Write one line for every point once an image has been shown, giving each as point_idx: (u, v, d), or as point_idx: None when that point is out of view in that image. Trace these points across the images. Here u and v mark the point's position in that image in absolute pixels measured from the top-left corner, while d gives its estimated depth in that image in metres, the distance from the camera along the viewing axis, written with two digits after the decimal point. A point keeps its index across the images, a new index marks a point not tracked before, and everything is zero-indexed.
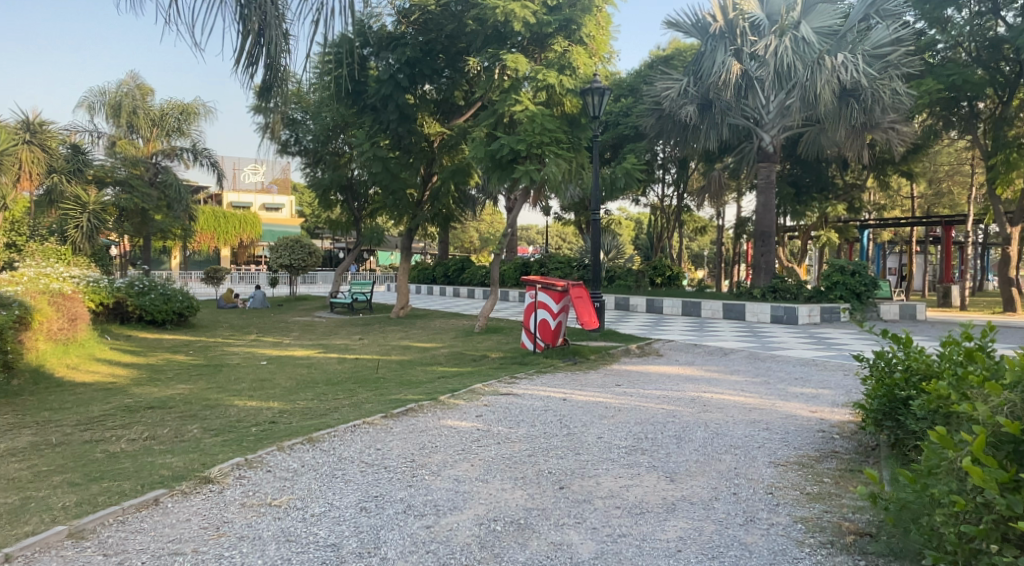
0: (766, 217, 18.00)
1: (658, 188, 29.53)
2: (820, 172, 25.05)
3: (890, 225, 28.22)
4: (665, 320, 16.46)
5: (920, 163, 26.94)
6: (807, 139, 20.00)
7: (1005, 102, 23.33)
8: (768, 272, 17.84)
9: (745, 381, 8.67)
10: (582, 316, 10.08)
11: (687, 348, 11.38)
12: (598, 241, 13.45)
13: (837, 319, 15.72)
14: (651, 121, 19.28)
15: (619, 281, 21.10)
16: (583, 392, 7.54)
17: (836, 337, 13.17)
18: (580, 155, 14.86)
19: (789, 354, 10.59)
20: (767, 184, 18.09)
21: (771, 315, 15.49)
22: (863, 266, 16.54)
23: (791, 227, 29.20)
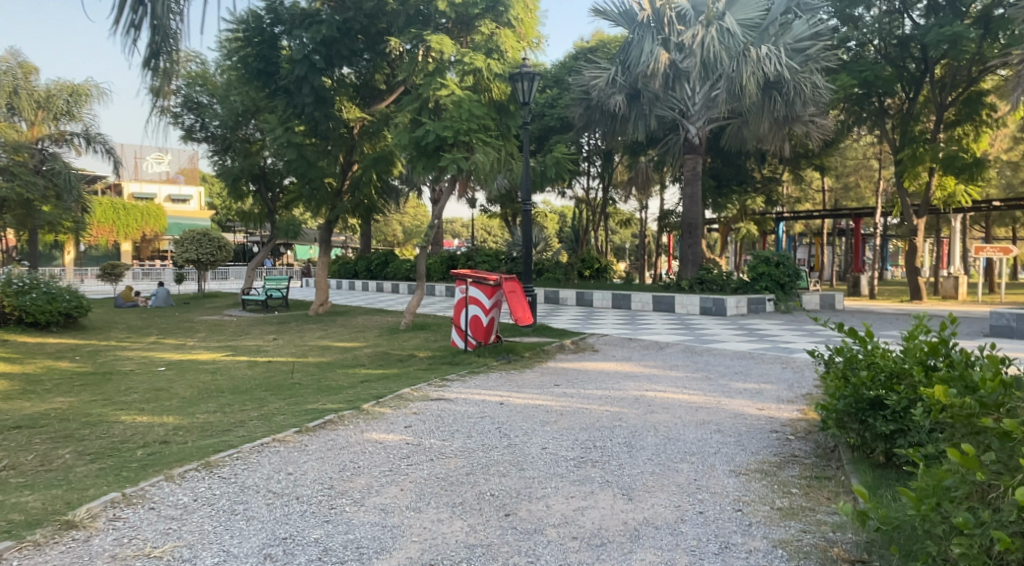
0: (693, 208, 17.91)
1: (583, 180, 29.36)
2: (739, 165, 25.35)
3: (806, 217, 28.97)
4: (596, 313, 16.10)
5: (832, 157, 27.75)
6: (731, 132, 20.05)
7: (911, 99, 24.17)
8: (695, 264, 17.79)
9: (686, 377, 8.29)
10: (515, 311, 9.53)
11: (622, 343, 10.98)
12: (529, 233, 12.94)
13: (763, 309, 15.75)
14: (578, 112, 18.85)
15: (548, 274, 20.72)
16: (521, 395, 6.96)
17: (767, 328, 13.08)
18: (509, 144, 14.29)
19: (725, 347, 10.35)
20: (693, 176, 17.99)
21: (700, 306, 15.36)
22: (787, 256, 16.35)
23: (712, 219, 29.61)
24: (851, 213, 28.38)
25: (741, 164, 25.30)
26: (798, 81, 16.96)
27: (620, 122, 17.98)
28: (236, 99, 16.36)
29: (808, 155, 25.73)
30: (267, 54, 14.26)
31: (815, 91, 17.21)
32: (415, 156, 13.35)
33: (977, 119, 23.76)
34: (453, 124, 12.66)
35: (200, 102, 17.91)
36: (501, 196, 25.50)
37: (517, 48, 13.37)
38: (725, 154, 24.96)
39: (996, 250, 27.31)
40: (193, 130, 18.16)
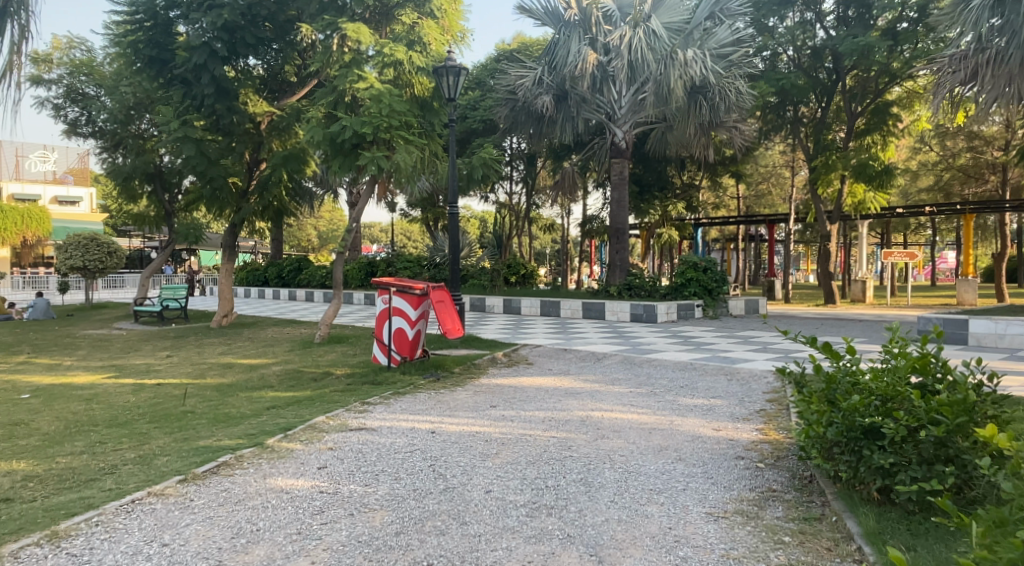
0: (620, 213, 17.51)
1: (506, 184, 28.76)
2: (660, 171, 25.23)
3: (724, 222, 29.29)
4: (525, 322, 15.42)
5: (748, 164, 28.17)
6: (655, 136, 19.81)
7: (823, 109, 24.63)
8: (623, 270, 17.37)
9: (630, 392, 7.67)
10: (445, 322, 8.73)
11: (556, 355, 10.30)
12: (456, 237, 12.09)
13: (692, 315, 15.43)
14: (503, 114, 18.13)
15: (473, 281, 19.92)
16: (454, 420, 6.16)
17: (701, 335, 12.69)
18: (433, 143, 13.42)
19: (665, 357, 9.83)
20: (620, 180, 17.57)
21: (631, 313, 14.90)
22: (714, 261, 16.09)
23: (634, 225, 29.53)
24: (767, 219, 28.86)
25: (662, 169, 25.19)
26: (723, 85, 16.72)
27: (546, 125, 17.38)
28: (127, 90, 14.81)
29: (726, 161, 25.88)
30: (161, 40, 12.89)
31: (739, 97, 17.07)
32: (330, 153, 12.30)
33: (885, 129, 24.12)
34: (372, 119, 11.73)
35: (86, 94, 16.18)
36: (422, 199, 24.53)
37: (441, 42, 12.60)
38: (647, 159, 24.83)
39: (902, 255, 28.34)
40: (77, 123, 16.56)
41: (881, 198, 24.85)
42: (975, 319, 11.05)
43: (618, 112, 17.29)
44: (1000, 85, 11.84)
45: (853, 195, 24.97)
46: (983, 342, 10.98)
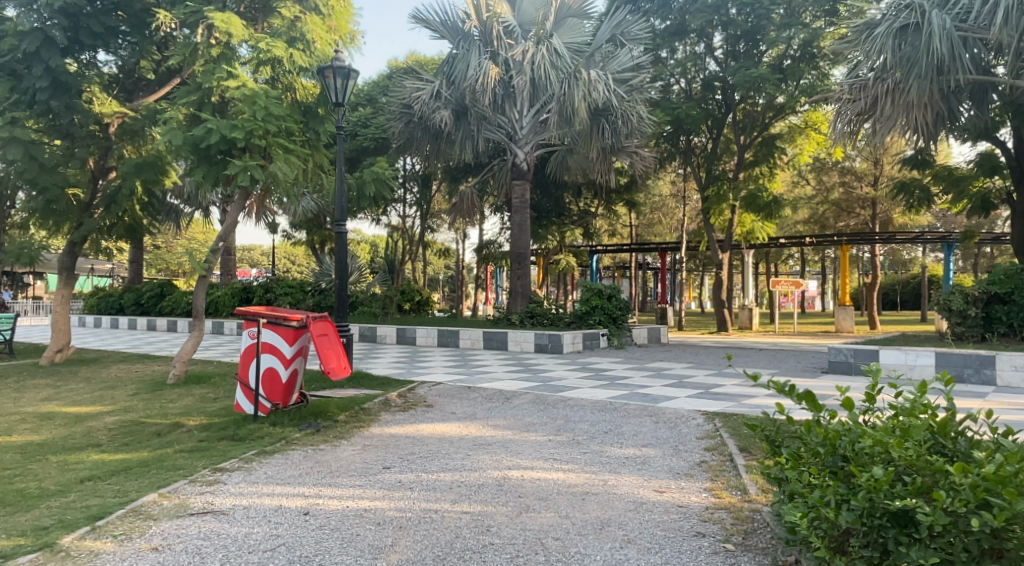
0: (522, 238, 16.56)
1: (398, 207, 27.36)
2: (558, 197, 24.58)
3: (618, 250, 29.14)
4: (421, 354, 14.10)
5: (643, 193, 28.17)
6: (556, 159, 19.17)
7: (714, 140, 23.95)
8: (525, 297, 16.42)
9: (548, 441, 6.59)
10: (327, 360, 7.29)
11: (457, 395, 9.09)
12: (342, 259, 10.66)
13: (598, 345, 14.57)
14: (397, 130, 16.79)
15: (363, 309, 18.33)
16: (334, 492, 4.86)
17: (610, 366, 11.82)
18: (319, 155, 11.84)
19: (580, 396, 8.81)
20: (522, 204, 16.67)
21: (536, 343, 13.88)
22: (618, 288, 15.33)
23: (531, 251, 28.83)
24: (660, 247, 28.92)
25: (560, 195, 24.52)
26: (626, 108, 16.10)
27: (444, 143, 16.20)
28: None
29: (620, 190, 25.44)
30: None
31: (642, 123, 16.57)
32: (192, 158, 10.60)
33: (772, 161, 23.97)
34: (243, 122, 10.16)
35: None
36: (305, 220, 22.71)
37: (327, 41, 11.31)
38: (546, 184, 24.12)
39: (788, 283, 29.11)
40: None
41: (768, 227, 24.48)
42: (886, 349, 10.55)
43: (519, 132, 16.44)
44: (899, 114, 11.73)
45: (742, 225, 24.52)
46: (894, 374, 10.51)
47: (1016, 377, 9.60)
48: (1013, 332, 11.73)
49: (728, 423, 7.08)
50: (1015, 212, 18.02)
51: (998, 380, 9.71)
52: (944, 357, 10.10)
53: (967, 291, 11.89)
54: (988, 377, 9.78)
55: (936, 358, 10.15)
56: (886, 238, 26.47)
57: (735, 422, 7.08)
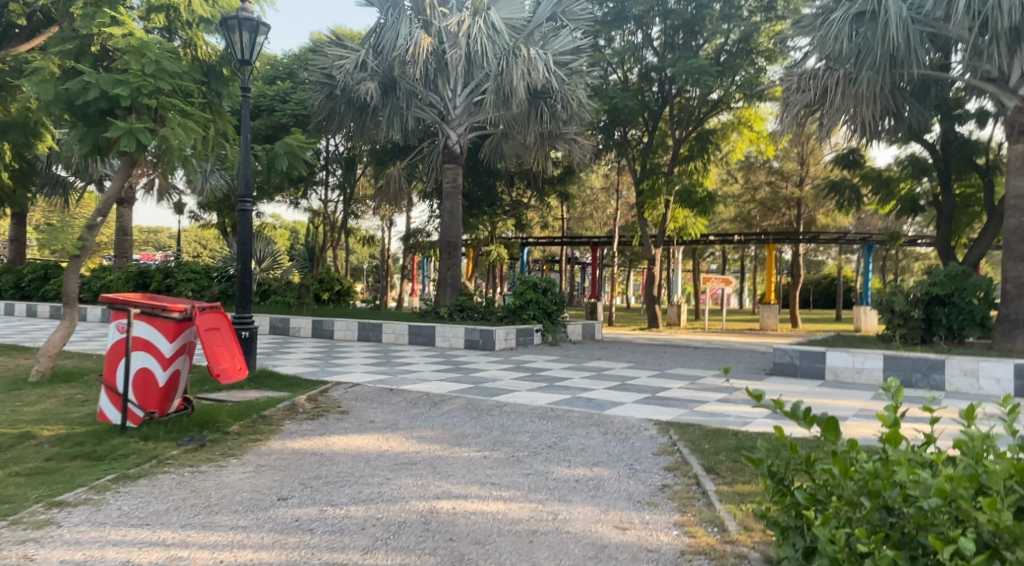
0: (453, 226, 15.49)
1: (319, 191, 25.76)
2: (490, 186, 23.55)
3: (548, 242, 28.40)
4: (338, 349, 12.84)
5: (576, 186, 27.47)
6: (490, 144, 18.15)
7: (651, 132, 23.08)
8: (455, 289, 15.45)
9: (484, 460, 5.62)
10: (219, 359, 6.23)
11: (378, 399, 7.99)
12: (247, 242, 9.35)
13: (531, 342, 13.65)
14: (317, 101, 15.41)
15: (277, 299, 16.85)
16: (207, 538, 3.77)
17: (545, 365, 10.95)
18: (222, 122, 10.67)
19: (517, 400, 7.90)
20: (453, 189, 15.58)
21: (465, 340, 12.83)
22: (554, 281, 14.48)
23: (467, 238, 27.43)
24: (591, 241, 28.30)
25: (492, 184, 23.49)
26: (566, 91, 15.27)
27: (367, 118, 14.92)
28: None
29: (553, 180, 24.62)
30: None
31: (582, 109, 15.74)
32: (70, 119, 9.36)
33: (706, 156, 23.35)
34: (130, 77, 8.90)
35: None
36: (214, 199, 20.93)
37: None
38: (477, 172, 23.04)
39: (717, 282, 29.07)
40: None
41: (700, 223, 24.07)
42: (833, 351, 9.97)
43: (451, 112, 15.44)
44: (848, 108, 11.26)
45: (675, 220, 24.05)
46: (840, 378, 9.92)
47: (964, 383, 9.16)
48: (951, 335, 11.43)
49: (685, 437, 6.22)
50: (941, 215, 18.12)
51: (947, 386, 9.25)
52: (893, 361, 9.56)
53: (908, 291, 11.51)
54: (936, 383, 9.30)
55: (885, 362, 9.59)
56: (812, 238, 26.65)
57: (693, 435, 6.23)
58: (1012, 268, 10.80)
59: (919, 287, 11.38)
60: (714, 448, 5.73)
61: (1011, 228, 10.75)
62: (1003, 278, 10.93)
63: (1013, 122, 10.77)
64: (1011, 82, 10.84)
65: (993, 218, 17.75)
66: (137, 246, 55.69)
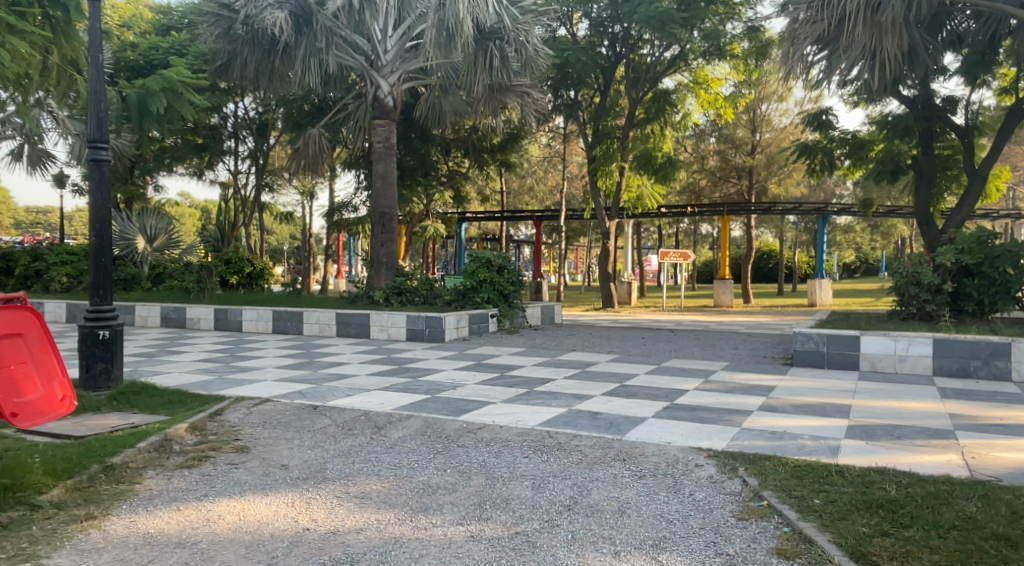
0: (387, 192, 12.98)
1: (228, 160, 22.63)
2: (424, 153, 20.99)
3: (488, 217, 26.10)
4: (246, 344, 10.23)
5: (518, 157, 25.15)
6: (425, 99, 15.43)
7: (601, 92, 20.91)
8: (391, 268, 12.93)
9: (472, 547, 3.38)
10: (23, 390, 3.83)
11: (295, 425, 5.57)
12: (100, 204, 6.66)
13: (486, 330, 11.38)
14: (212, 39, 12.50)
15: (172, 285, 13.99)
16: None
17: (512, 360, 8.73)
18: (73, 44, 7.98)
19: (492, 417, 5.68)
20: (385, 149, 13.00)
21: (408, 330, 10.45)
22: (510, 257, 12.17)
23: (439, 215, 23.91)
24: (535, 215, 26.06)
25: (428, 151, 20.99)
26: (520, 32, 12.88)
27: (276, 60, 12.11)
28: None
29: (492, 148, 22.30)
30: None
31: (537, 54, 13.37)
32: None
33: (665, 119, 20.93)
34: None
35: None
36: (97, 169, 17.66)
37: None
38: (408, 137, 20.51)
39: (675, 256, 24.16)
40: None
41: (656, 193, 22.16)
42: (868, 333, 8.12)
43: (382, 57, 12.84)
44: (868, 40, 9.47)
45: (629, 190, 22.06)
46: (878, 367, 8.08)
47: None
48: (980, 312, 9.83)
49: (771, 485, 4.05)
50: (919, 178, 16.91)
51: (1013, 374, 7.53)
52: (944, 345, 7.80)
53: (934, 261, 9.83)
54: (1000, 371, 7.57)
55: (934, 347, 7.82)
56: (767, 207, 25.28)
57: (782, 482, 4.08)
58: None
59: (948, 255, 9.71)
60: (837, 510, 3.61)
61: None
62: None
63: None
64: None
65: (973, 180, 16.59)
66: (25, 227, 50.47)
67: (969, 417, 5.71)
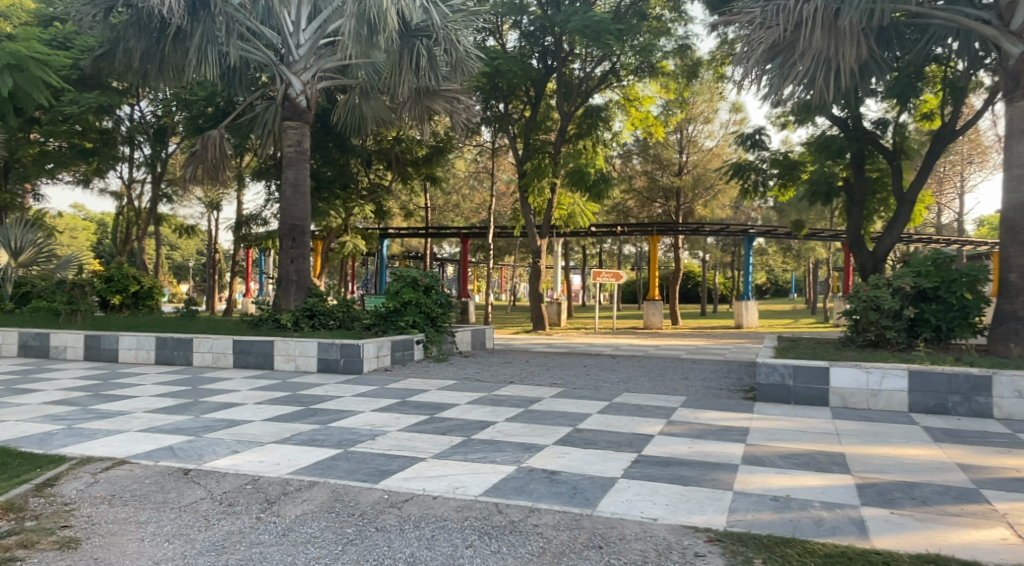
0: (298, 203, 11.52)
1: (121, 167, 20.61)
2: (342, 164, 19.49)
3: (411, 234, 24.69)
4: (119, 377, 8.54)
5: (444, 171, 23.93)
6: (343, 104, 13.99)
7: (532, 105, 20.00)
8: (302, 288, 11.44)
9: None
10: None
11: (154, 502, 4.16)
12: None
13: (411, 358, 10.06)
14: (90, 21, 10.76)
15: (40, 306, 12.03)
16: None
17: (442, 396, 7.48)
18: None
19: (421, 481, 4.43)
20: (297, 155, 11.55)
21: (319, 361, 9.04)
22: (438, 276, 10.92)
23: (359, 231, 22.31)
24: (461, 232, 24.84)
25: (346, 162, 19.52)
26: (450, 30, 11.78)
27: (166, 47, 10.47)
28: None
29: (417, 161, 20.98)
30: None
31: (467, 56, 12.25)
32: None
33: (597, 135, 20.22)
34: None
35: None
36: None
37: None
38: (326, 147, 18.99)
39: (608, 276, 23.33)
40: None
41: (588, 211, 21.49)
42: (838, 365, 7.31)
43: (293, 51, 11.41)
44: (824, 47, 8.83)
45: (560, 207, 21.17)
46: (849, 404, 7.27)
47: (1019, 407, 6.78)
48: (936, 339, 9.29)
49: None
50: (851, 201, 16.83)
51: (995, 412, 6.83)
52: (920, 378, 7.05)
53: (892, 284, 9.21)
54: (981, 408, 6.86)
55: (910, 380, 7.08)
56: (695, 228, 24.91)
57: None
58: (1016, 254, 8.78)
59: (906, 279, 9.09)
60: None
61: (1015, 205, 8.80)
62: (1003, 268, 8.90)
63: (1017, 73, 8.79)
64: (1013, 23, 8.86)
65: (902, 204, 16.54)
66: None
67: (987, 471, 4.86)
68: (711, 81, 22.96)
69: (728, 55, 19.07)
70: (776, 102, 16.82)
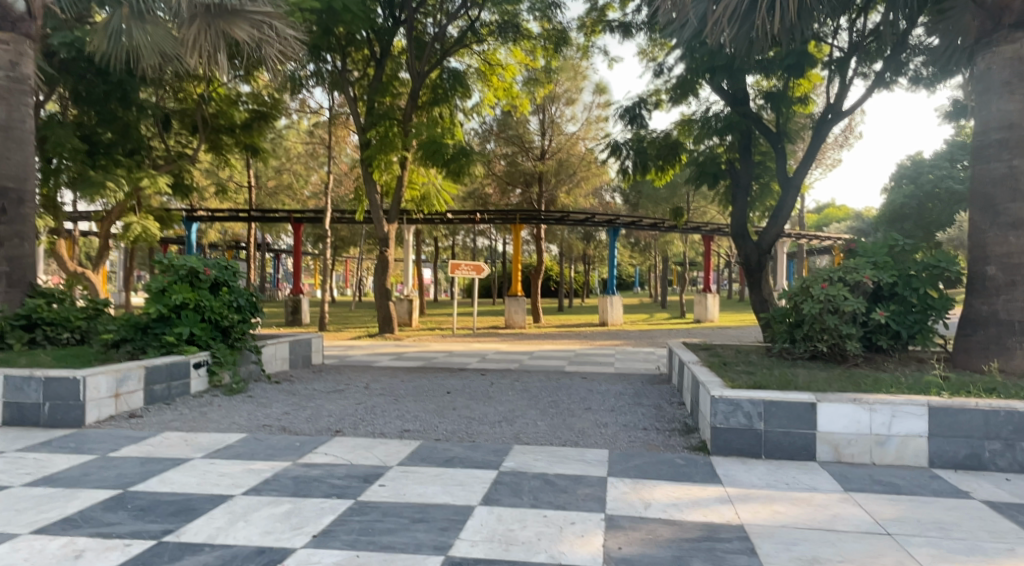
0: (11, 156, 7.64)
1: None
2: (128, 124, 15.10)
3: (229, 217, 20.44)
4: None
5: (270, 143, 19.98)
6: (104, 26, 10.00)
7: (378, 61, 16.66)
8: (20, 282, 7.69)
9: None
10: None
11: None
12: None
13: (184, 391, 6.64)
14: None
15: None
16: None
17: (204, 479, 4.24)
18: None
19: None
20: (11, 83, 7.64)
21: (6, 407, 5.52)
22: (231, 265, 7.48)
23: (159, 210, 17.87)
24: (291, 216, 20.97)
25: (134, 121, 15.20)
26: None
27: None
28: None
29: (232, 126, 16.89)
30: None
31: None
32: None
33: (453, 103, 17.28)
34: None
35: None
36: None
37: None
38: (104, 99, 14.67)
39: (468, 269, 20.48)
40: None
41: (443, 193, 18.52)
42: (829, 399, 4.92)
43: None
44: None
45: (411, 188, 18.00)
46: (845, 458, 4.90)
47: None
48: (894, 348, 7.26)
49: None
50: (734, 187, 15.08)
51: None
52: (946, 418, 4.79)
53: (848, 280, 7.06)
54: None
55: (932, 420, 4.80)
56: (559, 216, 22.58)
57: None
58: (996, 241, 6.83)
59: (866, 272, 6.99)
60: None
61: (995, 177, 6.84)
62: (979, 258, 6.98)
63: (999, 9, 6.90)
64: None
65: (786, 191, 14.92)
66: None
67: None
68: (577, 54, 20.74)
69: (597, 22, 16.84)
70: (657, 69, 14.79)
